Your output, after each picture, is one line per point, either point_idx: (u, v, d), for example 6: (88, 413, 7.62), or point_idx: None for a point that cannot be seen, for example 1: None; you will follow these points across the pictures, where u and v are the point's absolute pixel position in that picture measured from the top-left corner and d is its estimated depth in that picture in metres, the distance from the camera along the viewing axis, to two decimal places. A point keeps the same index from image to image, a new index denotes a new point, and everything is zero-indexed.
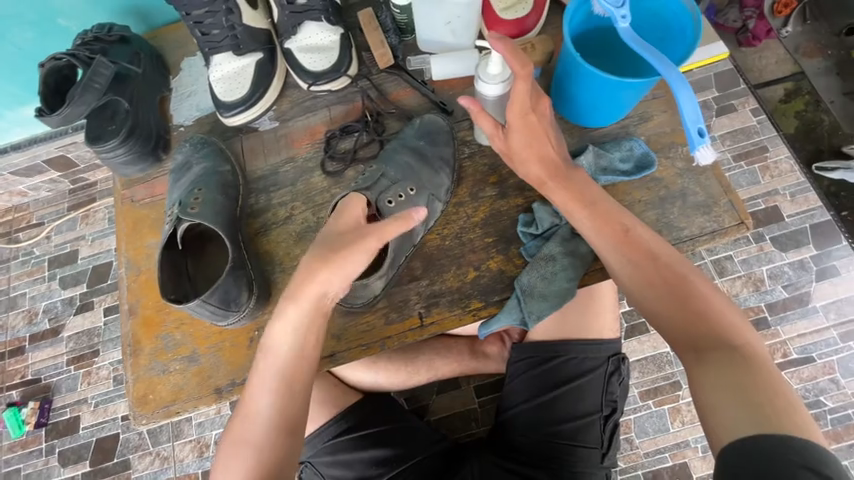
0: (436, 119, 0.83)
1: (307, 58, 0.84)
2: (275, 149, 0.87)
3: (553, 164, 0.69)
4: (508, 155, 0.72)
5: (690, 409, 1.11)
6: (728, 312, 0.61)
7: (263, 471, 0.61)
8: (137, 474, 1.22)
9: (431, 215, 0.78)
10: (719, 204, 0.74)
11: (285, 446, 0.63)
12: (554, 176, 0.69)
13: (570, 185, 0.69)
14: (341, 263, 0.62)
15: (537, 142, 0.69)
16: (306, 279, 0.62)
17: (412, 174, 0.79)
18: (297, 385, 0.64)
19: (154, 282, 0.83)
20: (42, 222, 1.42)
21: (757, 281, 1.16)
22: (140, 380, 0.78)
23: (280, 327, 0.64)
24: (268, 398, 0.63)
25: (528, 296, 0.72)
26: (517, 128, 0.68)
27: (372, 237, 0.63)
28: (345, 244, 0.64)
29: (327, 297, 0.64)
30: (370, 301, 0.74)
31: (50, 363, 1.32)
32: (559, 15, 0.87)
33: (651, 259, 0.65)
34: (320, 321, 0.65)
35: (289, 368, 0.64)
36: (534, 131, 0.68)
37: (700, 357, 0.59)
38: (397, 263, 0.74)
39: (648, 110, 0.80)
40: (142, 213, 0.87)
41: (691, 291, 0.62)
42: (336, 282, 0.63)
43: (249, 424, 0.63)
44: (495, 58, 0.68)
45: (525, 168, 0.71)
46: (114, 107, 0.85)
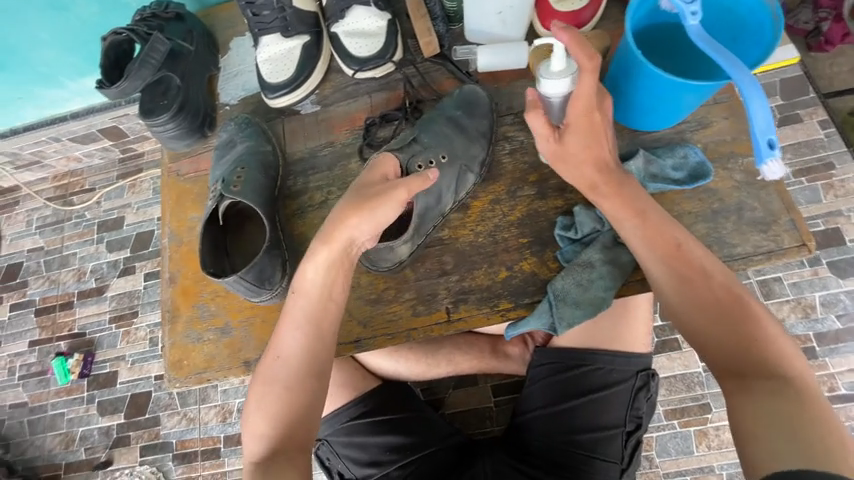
0: (477, 91, 0.81)
1: (352, 43, 0.84)
2: (315, 133, 0.88)
3: (608, 167, 0.66)
4: (559, 158, 0.68)
5: (718, 434, 1.07)
6: (784, 342, 0.57)
7: (288, 409, 0.65)
8: (166, 431, 1.31)
9: (462, 184, 0.78)
10: (778, 223, 0.68)
11: (306, 392, 0.65)
12: (608, 181, 0.66)
13: (623, 193, 0.65)
14: (372, 212, 0.64)
15: (596, 142, 0.66)
16: (341, 223, 0.65)
17: (446, 143, 0.78)
18: (324, 329, 0.68)
19: (194, 254, 0.86)
20: (94, 188, 1.50)
21: (808, 308, 1.08)
22: (176, 345, 0.82)
23: (310, 269, 0.67)
24: (296, 340, 0.67)
25: (561, 301, 0.70)
26: (577, 127, 0.65)
27: (400, 189, 0.64)
28: (375, 192, 0.65)
29: (353, 242, 0.67)
30: (396, 266, 0.76)
31: (95, 319, 1.42)
32: (617, 8, 0.82)
33: (703, 277, 0.62)
34: (345, 268, 0.68)
35: (316, 312, 0.67)
36: (595, 130, 0.65)
37: (744, 384, 0.55)
38: (422, 229, 0.75)
39: (708, 116, 0.75)
40: (186, 187, 0.90)
41: (745, 314, 0.59)
42: (365, 229, 0.66)
43: (277, 365, 0.67)
44: (558, 53, 0.64)
45: (577, 171, 0.67)
46: (167, 83, 0.88)
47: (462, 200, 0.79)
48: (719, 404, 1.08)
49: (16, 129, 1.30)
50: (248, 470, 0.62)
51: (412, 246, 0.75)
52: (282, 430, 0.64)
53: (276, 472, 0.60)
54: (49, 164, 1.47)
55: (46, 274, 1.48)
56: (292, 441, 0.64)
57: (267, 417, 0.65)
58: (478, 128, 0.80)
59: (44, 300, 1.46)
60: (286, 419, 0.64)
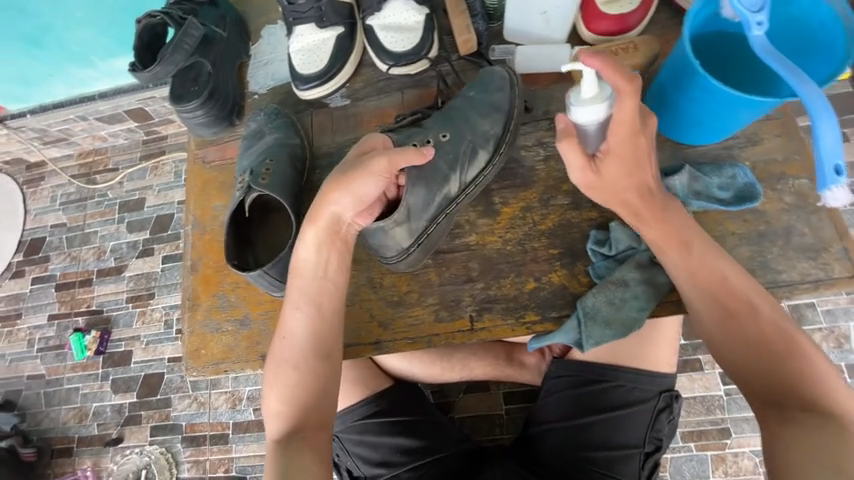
0: (491, 68, 0.77)
1: (388, 37, 0.81)
2: (343, 128, 0.86)
3: (650, 194, 0.62)
4: (597, 188, 0.63)
5: (736, 460, 1.04)
6: (831, 378, 0.55)
7: (300, 389, 0.64)
8: (176, 413, 1.32)
9: (469, 164, 0.73)
10: (829, 250, 0.65)
11: (313, 371, 0.64)
12: (650, 208, 0.62)
13: (670, 222, 0.62)
14: (351, 185, 0.62)
15: (638, 167, 0.61)
16: (325, 200, 0.63)
17: (453, 123, 0.75)
18: (325, 308, 0.67)
19: (216, 243, 0.86)
20: (117, 168, 1.51)
21: (841, 338, 1.03)
22: (195, 334, 0.81)
23: (303, 250, 0.66)
24: (299, 321, 0.66)
25: (590, 319, 0.68)
26: (618, 153, 0.59)
27: (380, 159, 0.61)
28: (356, 164, 0.63)
29: (340, 217, 0.65)
30: (402, 253, 0.70)
31: (112, 298, 1.43)
32: (667, 13, 0.78)
33: (749, 311, 0.59)
34: (337, 245, 0.66)
35: (314, 291, 0.66)
36: (638, 154, 0.60)
37: (785, 417, 0.54)
38: (420, 213, 0.69)
39: (759, 132, 0.71)
40: (212, 175, 0.90)
41: (792, 351, 0.56)
42: (349, 203, 0.64)
43: (284, 345, 0.66)
44: (589, 77, 0.57)
45: (616, 198, 0.63)
46: (198, 69, 0.87)
47: (492, 206, 0.77)
48: (739, 430, 1.05)
49: (46, 106, 1.31)
50: (268, 451, 0.61)
51: (412, 230, 0.69)
52: (296, 411, 0.63)
53: (292, 454, 0.59)
54: (75, 141, 1.48)
55: (68, 250, 1.50)
56: (304, 421, 0.63)
57: (280, 400, 0.64)
58: (490, 105, 0.75)
59: (65, 276, 1.48)
60: (298, 401, 0.64)
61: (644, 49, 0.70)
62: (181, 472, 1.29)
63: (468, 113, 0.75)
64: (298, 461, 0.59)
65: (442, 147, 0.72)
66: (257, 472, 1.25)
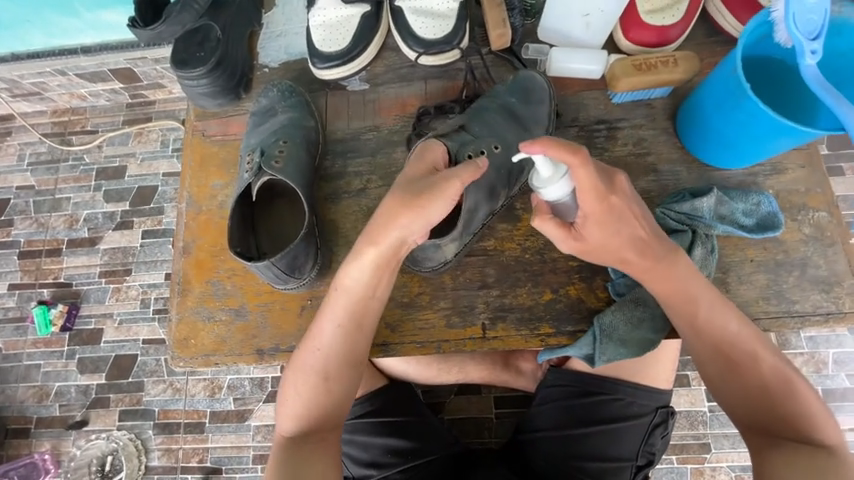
0: (534, 75, 0.75)
1: (418, 22, 0.76)
2: (360, 114, 0.81)
3: (649, 247, 0.59)
4: (588, 250, 0.61)
5: (713, 473, 1.06)
6: (814, 407, 0.56)
7: (324, 402, 0.63)
8: (149, 398, 1.24)
9: (516, 178, 0.72)
10: (841, 285, 0.67)
11: (344, 386, 0.63)
12: (648, 260, 0.60)
13: (672, 273, 0.60)
14: (423, 210, 0.56)
15: (621, 225, 0.58)
16: (388, 222, 0.58)
17: (496, 130, 0.72)
18: (365, 324, 0.64)
19: (212, 225, 0.79)
20: (96, 130, 1.39)
21: (819, 363, 1.05)
22: (184, 321, 0.76)
23: (354, 267, 0.61)
24: (334, 335, 0.63)
25: (606, 337, 0.67)
26: (593, 217, 0.57)
27: (455, 182, 0.56)
28: (427, 186, 0.57)
29: (403, 241, 0.60)
30: (441, 266, 0.69)
31: (84, 271, 1.33)
32: (703, 30, 0.77)
33: (749, 359, 0.59)
34: (391, 267, 0.62)
35: (356, 308, 0.63)
36: (617, 212, 0.57)
37: (777, 449, 0.54)
38: (472, 227, 0.68)
39: (784, 161, 0.71)
40: (212, 150, 0.83)
41: (790, 395, 0.57)
42: (415, 228, 0.58)
43: (314, 356, 0.63)
44: (539, 162, 0.55)
45: (602, 256, 0.62)
46: (206, 31, 0.80)
47: (513, 212, 0.74)
48: (720, 445, 1.07)
49: (18, 55, 1.17)
50: (274, 448, 0.61)
51: (460, 245, 0.68)
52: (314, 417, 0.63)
53: (306, 457, 0.59)
54: (51, 97, 1.35)
55: (35, 215, 1.38)
56: (325, 426, 0.63)
57: (301, 403, 0.63)
58: (533, 117, 0.74)
59: (30, 244, 1.36)
60: (321, 407, 0.63)
61: (684, 65, 0.69)
62: (151, 460, 1.22)
63: (509, 120, 0.73)
64: (310, 462, 0.58)
65: (494, 159, 0.69)
66: (234, 464, 1.19)
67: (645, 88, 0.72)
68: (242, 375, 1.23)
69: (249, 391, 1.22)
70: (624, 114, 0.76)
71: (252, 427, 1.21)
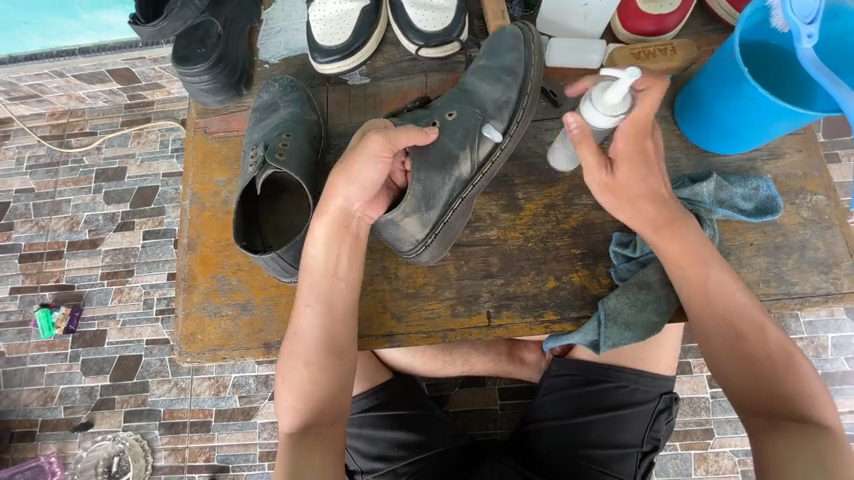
0: (500, 37, 0.72)
1: (418, 15, 0.77)
2: (361, 108, 0.81)
3: (663, 203, 0.63)
4: (611, 189, 0.64)
5: (717, 460, 1.07)
6: (812, 385, 0.57)
7: (312, 392, 0.63)
8: (154, 398, 1.24)
9: (479, 141, 0.68)
10: (840, 266, 0.68)
11: (328, 372, 0.64)
12: (661, 216, 0.62)
13: (681, 236, 0.62)
14: (350, 171, 0.61)
15: (647, 172, 0.62)
16: (328, 192, 0.63)
17: (459, 100, 0.71)
18: (338, 306, 0.66)
19: (216, 221, 0.80)
20: (95, 132, 1.39)
21: (819, 347, 1.06)
22: (190, 316, 0.76)
23: (311, 246, 0.65)
24: (311, 318, 0.65)
25: (611, 322, 0.68)
26: (631, 153, 0.61)
27: (371, 138, 0.59)
28: (352, 151, 0.61)
29: (345, 208, 0.63)
30: (417, 246, 0.67)
31: (85, 273, 1.33)
32: (699, 19, 0.78)
33: (754, 332, 0.60)
34: (344, 239, 0.65)
35: (326, 290, 0.65)
36: (645, 157, 0.62)
37: (775, 428, 0.55)
38: (428, 198, 0.65)
39: (782, 146, 0.72)
40: (214, 146, 0.83)
41: (791, 371, 0.58)
42: (352, 192, 0.62)
43: (297, 343, 0.65)
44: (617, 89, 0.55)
45: (625, 201, 0.63)
46: (206, 28, 0.80)
47: (515, 201, 0.75)
48: (723, 430, 1.07)
49: (16, 57, 1.17)
50: (281, 446, 0.61)
51: (420, 216, 0.65)
52: (310, 410, 0.63)
53: (304, 450, 0.59)
54: (48, 100, 1.34)
55: (35, 218, 1.37)
56: (320, 419, 0.63)
57: (295, 396, 0.64)
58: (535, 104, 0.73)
59: (31, 247, 1.36)
60: (315, 397, 0.63)
61: (683, 52, 0.70)
62: (157, 460, 1.22)
63: (476, 89, 0.71)
64: (309, 454, 0.59)
65: (450, 128, 0.68)
66: (241, 461, 1.20)
67: None
68: (247, 373, 1.24)
69: (254, 388, 1.23)
70: None
71: (258, 424, 1.21)
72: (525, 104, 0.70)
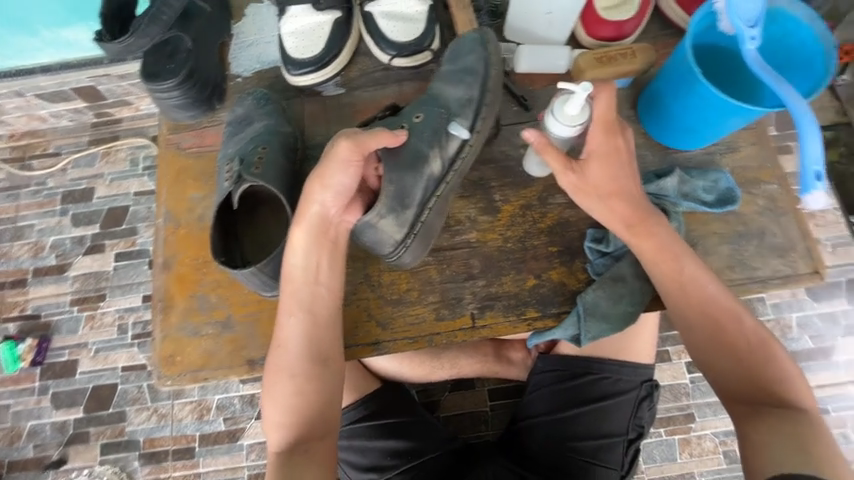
0: (458, 41, 0.75)
1: (389, 26, 0.79)
2: (337, 118, 0.82)
3: (636, 201, 0.65)
4: (582, 190, 0.66)
5: (700, 442, 1.11)
6: (785, 369, 0.61)
7: (300, 403, 0.63)
8: (132, 427, 1.19)
9: (447, 138, 0.70)
10: (795, 249, 0.73)
11: (315, 383, 0.64)
12: (635, 213, 0.65)
13: (656, 234, 0.65)
14: (323, 178, 0.61)
15: (617, 170, 0.64)
16: (303, 200, 0.63)
17: (426, 103, 0.73)
18: (321, 315, 0.66)
19: (193, 238, 0.78)
20: (59, 153, 1.34)
21: (785, 327, 1.12)
22: (169, 338, 0.74)
23: (290, 255, 0.65)
24: (295, 329, 0.65)
25: (590, 315, 0.70)
26: (598, 154, 0.64)
27: (338, 143, 0.60)
28: (323, 158, 0.62)
29: (322, 214, 0.63)
30: (398, 247, 0.68)
31: (53, 300, 1.26)
32: (655, 24, 0.83)
33: (732, 321, 0.63)
34: (324, 246, 0.65)
35: (308, 299, 0.65)
36: (615, 157, 0.64)
37: (756, 413, 0.59)
38: (403, 199, 0.66)
39: (737, 140, 0.77)
40: (188, 163, 0.82)
41: (767, 357, 0.61)
42: (327, 199, 0.63)
43: (282, 354, 0.65)
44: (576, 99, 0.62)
45: (599, 200, 0.65)
46: (175, 44, 0.79)
47: (493, 203, 0.77)
48: (703, 414, 1.12)
49: None
50: (271, 462, 0.61)
51: (396, 215, 0.66)
52: (299, 423, 0.63)
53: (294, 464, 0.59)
54: (7, 121, 1.29)
55: None
56: (309, 430, 0.63)
57: (282, 409, 0.63)
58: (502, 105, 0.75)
59: None
60: (303, 409, 0.63)
61: (642, 56, 0.74)
62: None
63: (442, 93, 0.74)
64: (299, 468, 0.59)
65: (419, 130, 0.70)
66: None
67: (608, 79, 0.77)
68: (232, 393, 1.20)
69: (239, 409, 1.19)
70: None
71: (245, 446, 1.17)
72: (488, 101, 0.72)
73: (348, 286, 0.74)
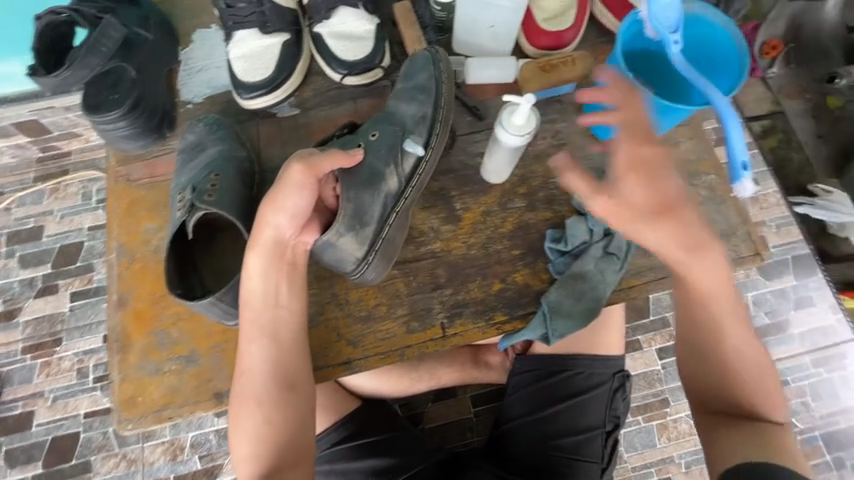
0: (414, 57, 0.77)
1: (339, 45, 0.80)
2: (294, 138, 0.82)
3: (687, 224, 0.51)
4: (622, 215, 0.51)
5: (677, 426, 1.14)
6: (772, 393, 0.62)
7: (269, 431, 0.62)
8: (99, 478, 1.11)
9: (403, 155, 0.71)
10: (737, 234, 0.78)
11: (282, 410, 0.63)
12: (683, 238, 0.52)
13: (703, 259, 0.55)
14: (276, 201, 0.61)
15: (665, 184, 0.50)
16: (258, 224, 0.63)
17: (380, 120, 0.74)
18: (285, 340, 0.65)
19: (149, 272, 0.75)
20: (2, 192, 1.26)
21: None
22: (128, 380, 0.71)
23: (248, 281, 0.64)
24: (259, 356, 0.64)
25: (555, 314, 0.72)
26: (634, 163, 0.49)
27: (291, 169, 0.60)
28: (277, 182, 0.61)
29: (278, 237, 0.63)
30: (360, 264, 0.68)
31: (2, 350, 1.18)
32: (593, 32, 0.87)
33: (745, 345, 0.61)
34: (283, 269, 0.65)
35: (270, 324, 0.64)
36: (659, 164, 0.49)
37: (722, 418, 0.62)
38: (362, 218, 0.67)
39: (675, 136, 0.82)
40: (139, 194, 0.79)
41: (763, 381, 0.62)
42: (282, 222, 0.62)
43: (246, 383, 0.64)
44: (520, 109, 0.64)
45: (641, 225, 0.51)
46: (118, 74, 0.78)
47: (454, 212, 0.78)
48: (677, 397, 1.16)
49: None
50: None
51: (356, 234, 0.66)
52: (268, 452, 0.61)
53: None
54: None
55: None
56: (280, 459, 0.62)
57: (250, 440, 0.62)
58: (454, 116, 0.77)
59: None
60: (272, 438, 0.62)
61: (580, 63, 0.79)
62: None
63: (395, 110, 0.75)
64: None
65: (373, 148, 0.70)
66: None
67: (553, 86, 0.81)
68: (207, 428, 1.15)
69: (215, 445, 1.13)
70: (541, 111, 0.83)
71: None
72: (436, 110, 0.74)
73: (314, 306, 0.74)
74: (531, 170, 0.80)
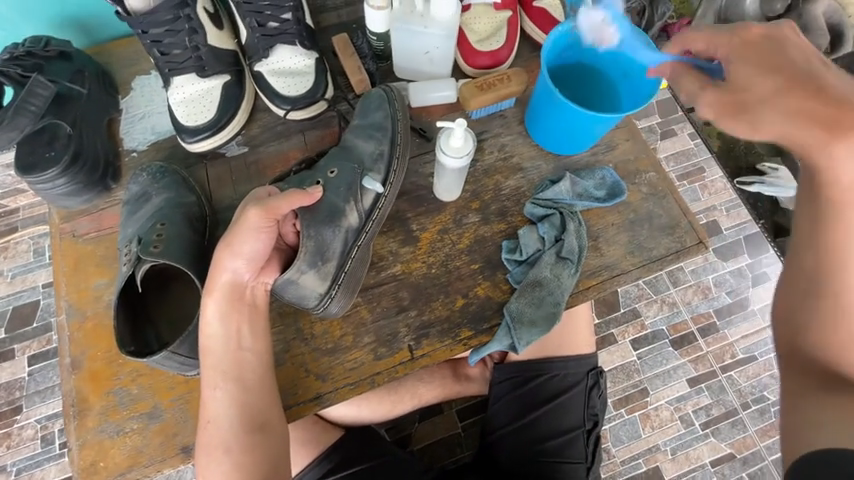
0: (370, 91, 0.79)
1: (280, 82, 0.80)
2: (245, 177, 0.81)
3: (820, 102, 0.43)
4: (730, 100, 0.50)
5: (658, 414, 1.17)
6: None
7: None
8: None
9: (362, 193, 0.72)
10: (680, 226, 0.82)
11: (251, 455, 0.60)
12: (817, 116, 0.43)
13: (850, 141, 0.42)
14: (232, 246, 0.60)
15: (784, 65, 0.47)
16: (215, 268, 0.61)
17: (336, 158, 0.74)
18: (251, 383, 0.63)
19: (102, 329, 0.73)
20: None
21: (705, 289, 1.24)
22: (87, 445, 0.68)
23: (207, 328, 0.62)
24: (222, 402, 0.62)
25: (518, 322, 0.74)
26: (742, 56, 0.49)
27: (249, 213, 0.59)
28: (233, 225, 0.61)
29: (236, 281, 0.62)
30: (322, 299, 0.68)
31: None
32: (527, 48, 0.92)
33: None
34: (243, 312, 0.63)
35: (233, 368, 0.62)
36: (776, 55, 0.47)
37: (822, 392, 0.46)
38: (323, 254, 0.67)
39: (614, 139, 0.86)
40: (87, 249, 0.77)
41: None
42: (239, 266, 0.61)
43: (211, 432, 0.61)
44: (455, 133, 0.67)
45: (754, 102, 0.47)
46: (53, 131, 0.76)
47: (411, 234, 0.79)
48: (655, 385, 1.19)
49: None
50: None
51: (318, 271, 0.66)
52: None
53: None
54: None
55: None
56: None
57: None
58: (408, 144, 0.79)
59: None
60: None
61: (516, 79, 0.82)
62: None
63: (349, 145, 0.76)
64: None
65: (331, 186, 0.71)
66: None
67: (493, 103, 0.84)
68: None
69: None
70: (485, 127, 0.86)
71: None
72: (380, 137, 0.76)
73: (280, 344, 0.73)
74: (481, 185, 0.82)
